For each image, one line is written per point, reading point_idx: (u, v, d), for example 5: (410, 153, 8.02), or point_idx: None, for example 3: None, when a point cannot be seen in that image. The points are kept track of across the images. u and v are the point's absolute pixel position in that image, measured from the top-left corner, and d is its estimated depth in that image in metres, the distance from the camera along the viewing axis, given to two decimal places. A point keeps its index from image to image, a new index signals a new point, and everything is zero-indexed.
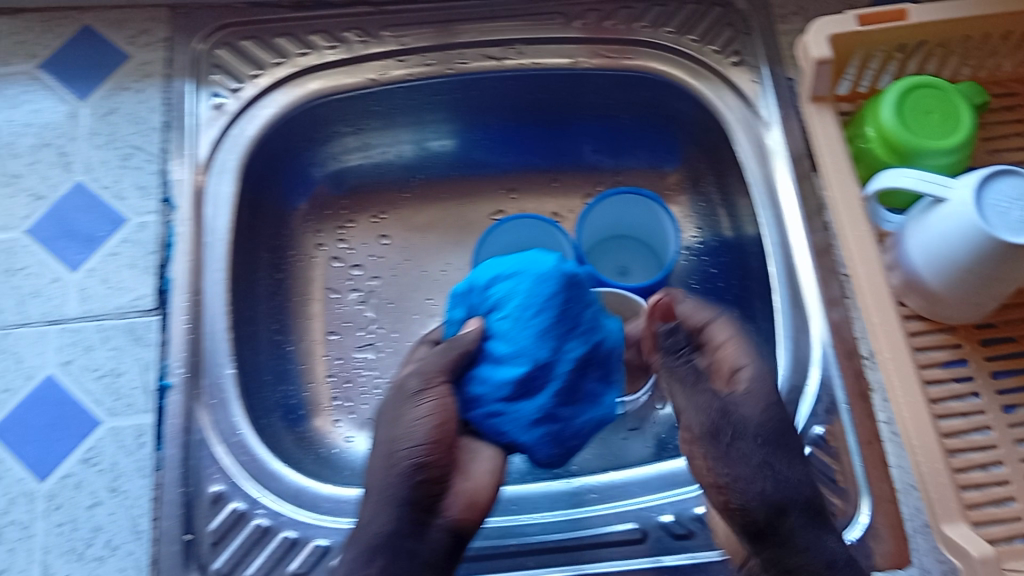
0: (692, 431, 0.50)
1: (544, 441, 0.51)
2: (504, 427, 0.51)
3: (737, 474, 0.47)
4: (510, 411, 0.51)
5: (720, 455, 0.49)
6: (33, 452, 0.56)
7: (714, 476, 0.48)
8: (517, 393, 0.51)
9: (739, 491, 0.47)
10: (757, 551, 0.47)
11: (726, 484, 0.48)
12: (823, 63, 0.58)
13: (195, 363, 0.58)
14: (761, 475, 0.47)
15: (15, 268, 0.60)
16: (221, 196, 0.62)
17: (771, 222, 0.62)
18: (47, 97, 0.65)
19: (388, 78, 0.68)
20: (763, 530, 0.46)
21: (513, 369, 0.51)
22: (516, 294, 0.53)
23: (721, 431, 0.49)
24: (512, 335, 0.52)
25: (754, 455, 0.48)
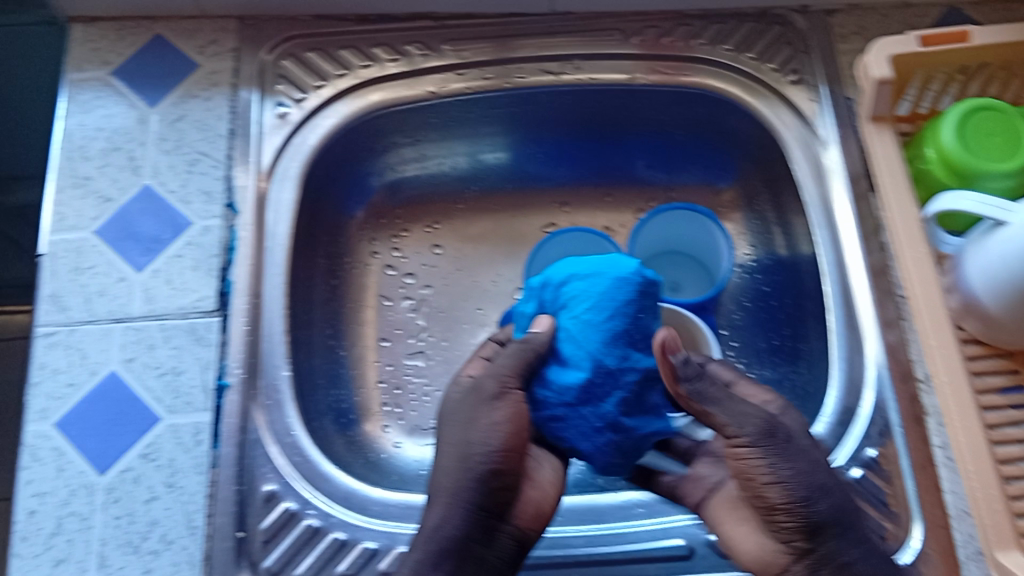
0: (743, 436, 0.47)
1: (608, 448, 0.50)
2: (566, 432, 0.51)
3: (801, 469, 0.46)
4: (574, 417, 0.50)
5: (779, 453, 0.47)
6: (92, 446, 0.56)
7: (774, 474, 0.46)
8: (584, 397, 0.50)
9: (803, 487, 0.46)
10: (813, 548, 0.47)
11: (790, 479, 0.46)
12: (883, 83, 0.58)
13: (252, 364, 0.60)
14: (820, 470, 0.47)
15: (83, 266, 0.62)
16: (283, 203, 0.65)
17: (828, 240, 0.62)
18: (118, 102, 0.67)
19: (447, 91, 0.69)
20: (823, 527, 0.46)
21: (581, 373, 0.50)
22: (589, 295, 0.52)
23: (773, 429, 0.47)
24: (581, 338, 0.51)
25: (808, 451, 0.48)
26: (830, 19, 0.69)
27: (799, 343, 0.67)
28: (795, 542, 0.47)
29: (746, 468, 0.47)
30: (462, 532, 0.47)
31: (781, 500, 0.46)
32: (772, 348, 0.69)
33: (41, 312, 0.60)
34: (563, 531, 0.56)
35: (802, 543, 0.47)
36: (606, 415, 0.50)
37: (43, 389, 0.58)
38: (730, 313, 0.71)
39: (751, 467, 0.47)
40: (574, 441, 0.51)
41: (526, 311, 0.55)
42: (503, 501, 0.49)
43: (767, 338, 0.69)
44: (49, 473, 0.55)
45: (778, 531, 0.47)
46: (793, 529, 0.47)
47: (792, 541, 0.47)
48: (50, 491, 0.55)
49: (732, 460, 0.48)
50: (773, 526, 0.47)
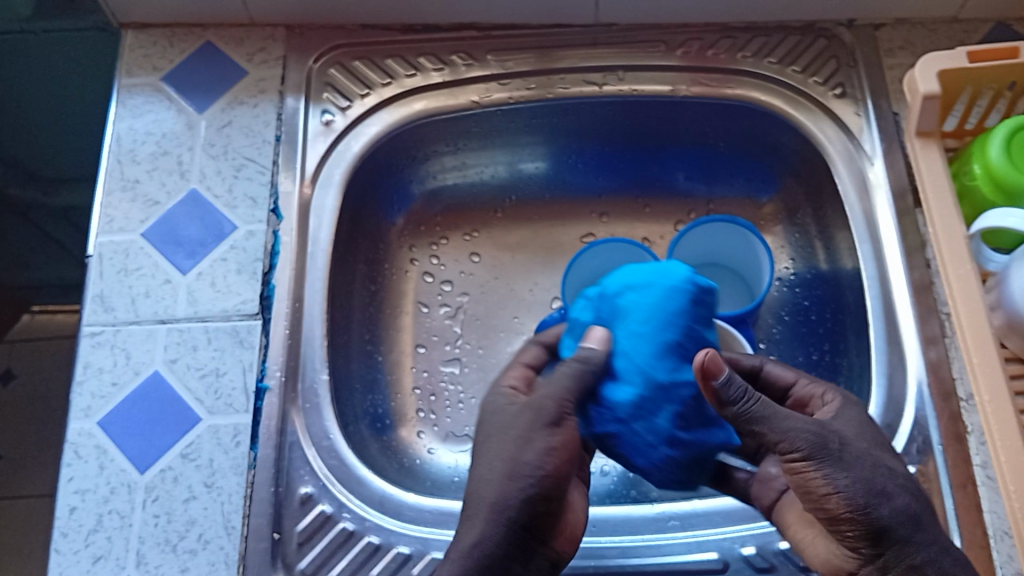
0: (795, 445, 0.45)
1: (663, 465, 0.49)
2: (620, 448, 0.50)
3: (856, 475, 0.44)
4: (627, 432, 0.49)
5: (832, 459, 0.44)
6: (134, 444, 0.57)
7: (829, 483, 0.44)
8: (637, 413, 0.49)
9: (860, 494, 0.43)
10: (882, 554, 0.44)
11: (845, 487, 0.44)
12: (931, 99, 0.57)
13: (292, 366, 0.61)
14: (879, 475, 0.44)
15: (130, 268, 0.63)
16: (326, 209, 0.66)
17: (870, 255, 0.62)
18: (167, 107, 0.68)
19: (489, 100, 0.70)
20: (888, 532, 0.43)
21: (633, 389, 0.49)
22: (642, 308, 0.51)
23: (825, 439, 0.45)
24: (633, 353, 0.50)
25: (865, 457, 0.45)
26: (877, 32, 0.68)
27: (838, 359, 0.66)
28: (863, 549, 0.44)
29: (802, 476, 0.45)
30: (504, 549, 0.46)
31: (838, 510, 0.44)
32: (810, 363, 0.68)
33: (88, 311, 0.61)
34: (596, 541, 0.56)
35: (870, 549, 0.44)
36: (660, 432, 0.48)
37: (88, 387, 0.59)
38: (769, 326, 0.70)
39: (805, 478, 0.45)
40: (629, 456, 0.50)
41: (582, 323, 0.54)
42: (547, 524, 0.48)
43: (806, 352, 0.68)
44: (92, 470, 0.56)
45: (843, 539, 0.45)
46: (857, 536, 0.44)
47: (859, 547, 0.44)
48: (92, 488, 0.56)
49: (790, 475, 0.46)
50: (838, 533, 0.45)
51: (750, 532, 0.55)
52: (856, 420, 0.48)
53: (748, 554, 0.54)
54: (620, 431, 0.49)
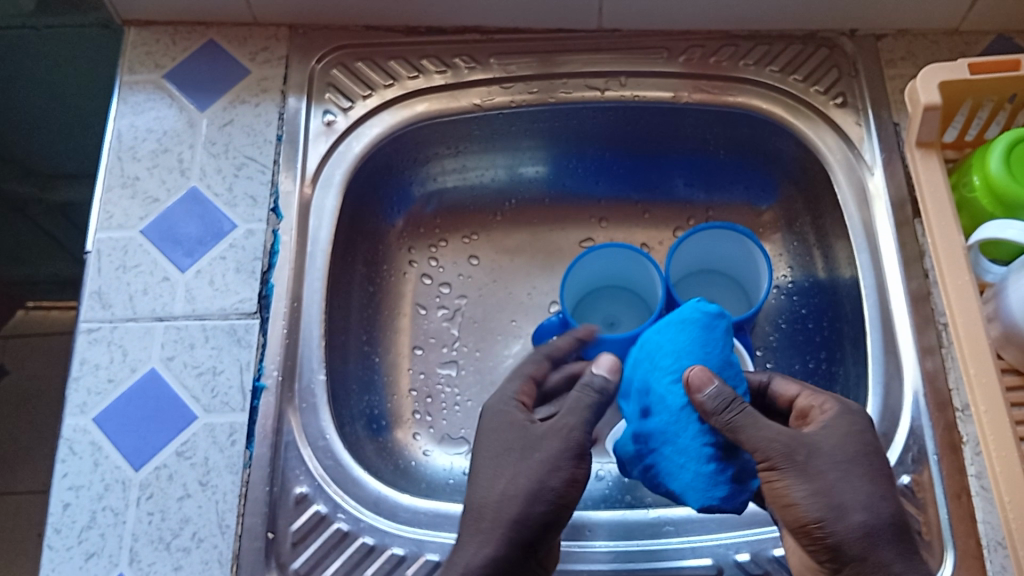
0: (764, 458, 0.47)
1: (700, 487, 0.49)
2: (661, 477, 0.51)
3: (813, 488, 0.46)
4: (662, 459, 0.51)
5: (795, 473, 0.46)
6: (129, 442, 0.57)
7: (788, 495, 0.46)
8: (667, 441, 0.51)
9: (816, 507, 0.45)
10: (840, 568, 0.45)
11: (801, 499, 0.46)
12: (931, 110, 0.58)
13: (289, 366, 0.61)
14: (840, 488, 0.45)
15: (128, 265, 0.63)
16: (326, 208, 0.66)
17: (868, 265, 0.62)
18: (169, 105, 0.68)
19: (491, 104, 0.70)
20: (845, 547, 0.45)
21: (660, 419, 0.51)
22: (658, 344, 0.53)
23: (794, 449, 0.47)
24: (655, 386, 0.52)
25: (831, 469, 0.46)
26: (879, 43, 0.68)
27: (835, 367, 0.66)
28: (824, 562, 0.46)
29: (773, 491, 0.47)
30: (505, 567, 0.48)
31: (798, 521, 0.46)
32: (807, 371, 0.68)
33: (85, 307, 0.61)
34: (591, 545, 0.56)
35: (831, 563, 0.46)
36: (691, 453, 0.50)
37: (84, 384, 0.59)
38: (766, 334, 0.70)
39: (772, 487, 0.47)
40: (669, 483, 0.51)
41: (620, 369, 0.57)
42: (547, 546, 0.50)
43: (803, 360, 0.68)
44: (87, 467, 0.56)
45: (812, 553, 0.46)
46: (817, 549, 0.46)
47: (821, 561, 0.46)
48: (86, 485, 0.56)
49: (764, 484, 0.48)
50: (803, 545, 0.47)
51: (745, 538, 0.55)
52: (841, 431, 0.48)
53: (743, 560, 0.54)
54: (659, 459, 0.51)
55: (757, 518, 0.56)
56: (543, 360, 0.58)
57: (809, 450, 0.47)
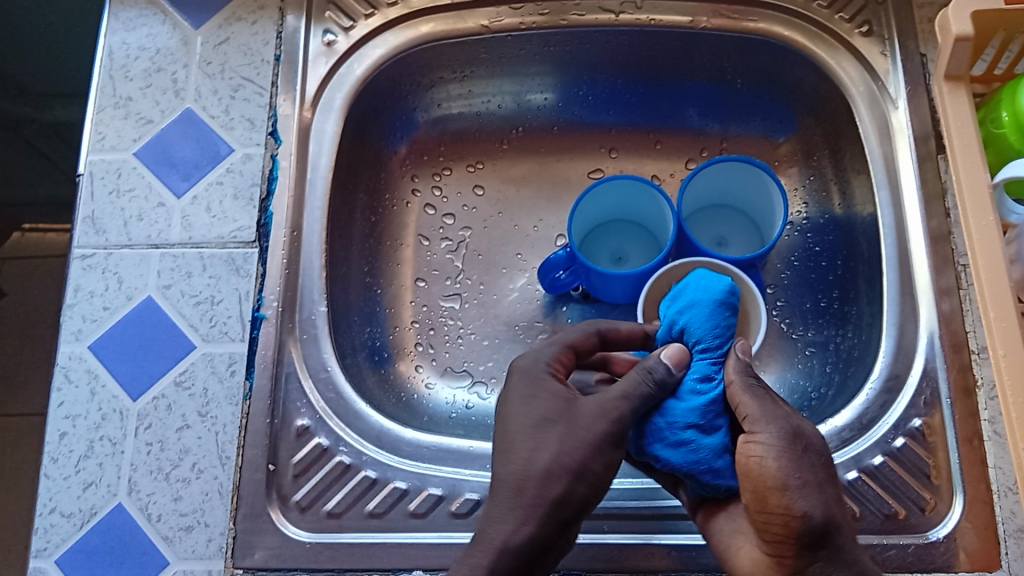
0: (756, 439, 0.44)
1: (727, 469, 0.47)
2: (692, 458, 0.47)
3: (806, 481, 0.42)
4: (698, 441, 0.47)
5: (791, 458, 0.43)
6: (126, 370, 0.56)
7: (777, 477, 0.42)
8: (706, 419, 0.47)
9: (807, 500, 0.41)
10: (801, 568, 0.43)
11: (791, 486, 0.42)
12: (962, 41, 0.55)
13: (289, 297, 0.59)
14: (828, 489, 0.42)
15: (122, 189, 0.61)
16: (326, 133, 0.64)
17: (888, 203, 0.60)
18: (162, 22, 0.65)
19: (500, 25, 0.67)
20: (821, 545, 0.42)
21: (702, 395, 0.48)
22: (690, 315, 0.50)
23: (791, 436, 0.44)
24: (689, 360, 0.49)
25: (820, 466, 0.43)
26: None
27: (848, 307, 0.65)
28: (786, 558, 0.43)
29: (752, 467, 0.43)
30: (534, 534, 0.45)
31: (777, 507, 0.42)
32: (818, 310, 0.67)
33: (79, 232, 0.59)
34: None
35: (791, 562, 0.43)
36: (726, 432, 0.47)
37: (79, 310, 0.58)
38: (778, 272, 0.69)
39: (758, 473, 0.43)
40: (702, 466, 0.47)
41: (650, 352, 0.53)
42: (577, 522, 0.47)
43: (814, 299, 0.67)
44: (83, 396, 0.55)
45: (771, 539, 0.43)
46: (783, 545, 0.43)
47: (782, 555, 0.44)
48: (83, 414, 0.55)
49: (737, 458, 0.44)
50: (766, 536, 0.44)
51: None
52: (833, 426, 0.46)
53: None
54: (692, 440, 0.47)
55: None
56: (587, 331, 0.53)
57: (806, 444, 0.44)
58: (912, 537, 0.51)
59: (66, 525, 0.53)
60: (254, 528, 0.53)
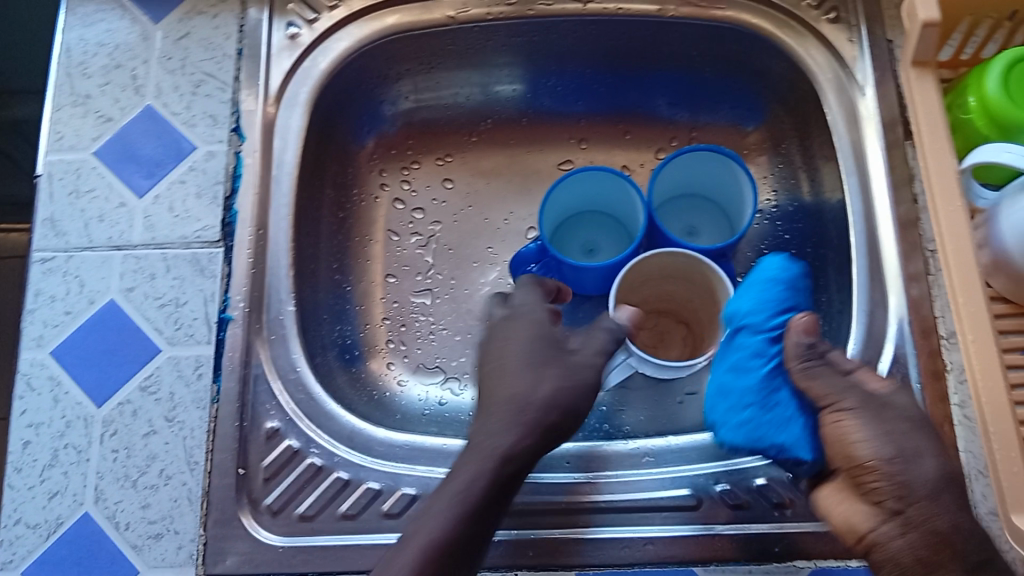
0: (837, 405, 0.46)
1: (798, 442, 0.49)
2: (754, 436, 0.50)
3: (887, 430, 0.43)
4: (755, 419, 0.50)
5: (871, 415, 0.44)
6: (91, 377, 0.55)
7: (857, 433, 0.44)
8: (761, 395, 0.51)
9: (889, 446, 0.42)
10: (903, 509, 0.41)
11: (872, 434, 0.43)
12: (930, 27, 0.55)
13: (256, 296, 0.58)
14: (914, 438, 0.43)
15: (81, 190, 0.60)
16: (291, 128, 0.63)
17: (856, 190, 0.59)
18: (120, 17, 0.64)
19: (467, 16, 0.66)
20: (913, 487, 0.41)
21: (754, 374, 0.51)
22: (744, 300, 0.54)
23: (873, 400, 0.45)
24: (743, 341, 0.53)
25: (906, 420, 0.44)
26: None
27: (818, 294, 0.65)
28: (884, 501, 0.42)
29: (837, 431, 0.45)
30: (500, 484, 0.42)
31: (865, 456, 0.43)
32: None
33: (38, 235, 0.58)
34: (569, 476, 0.54)
35: (892, 505, 0.41)
36: (787, 405, 0.50)
37: (39, 316, 0.56)
38: (749, 261, 0.69)
39: (839, 433, 0.44)
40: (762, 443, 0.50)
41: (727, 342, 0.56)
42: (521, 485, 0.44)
43: None
44: (45, 403, 0.54)
45: (871, 498, 0.43)
46: (881, 488, 0.42)
47: (881, 498, 0.42)
48: (46, 422, 0.54)
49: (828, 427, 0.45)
50: (866, 492, 0.43)
51: (725, 468, 0.54)
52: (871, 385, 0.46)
53: (722, 491, 0.53)
54: (750, 418, 0.50)
55: None
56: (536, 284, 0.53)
57: (888, 403, 0.45)
58: None
59: (32, 537, 0.52)
60: (226, 533, 0.52)
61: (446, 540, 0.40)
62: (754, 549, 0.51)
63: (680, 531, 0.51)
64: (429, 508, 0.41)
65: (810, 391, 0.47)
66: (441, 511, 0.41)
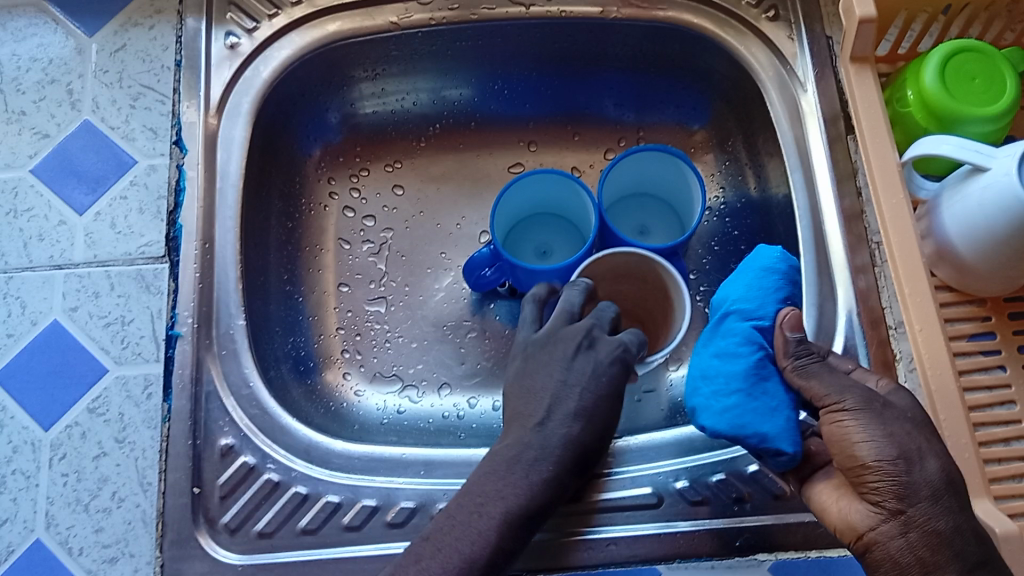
0: (840, 403, 0.44)
1: (783, 434, 0.46)
2: (740, 425, 0.47)
3: (892, 431, 0.42)
4: (744, 407, 0.48)
5: (874, 414, 0.43)
6: (36, 400, 0.54)
7: (861, 434, 0.42)
8: (747, 383, 0.48)
9: (893, 448, 0.41)
10: (904, 510, 0.41)
11: (878, 437, 0.42)
12: (866, 23, 0.56)
13: (205, 312, 0.56)
14: (917, 438, 0.42)
15: (20, 209, 0.58)
16: (235, 139, 0.61)
17: (801, 182, 0.60)
18: (54, 31, 0.63)
19: (410, 22, 0.65)
20: (916, 489, 0.41)
21: (742, 360, 0.49)
22: (736, 287, 0.52)
23: (873, 396, 0.44)
24: (733, 326, 0.50)
25: (906, 420, 0.43)
26: None
27: None
28: (885, 502, 0.41)
29: (839, 431, 0.43)
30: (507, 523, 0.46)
31: (868, 458, 0.42)
32: None
33: None
34: None
35: (893, 507, 0.41)
36: (775, 394, 0.48)
37: None
38: (699, 257, 0.69)
39: (840, 435, 0.43)
40: (748, 432, 0.47)
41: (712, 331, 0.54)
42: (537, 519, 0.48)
43: None
44: None
45: (872, 498, 0.42)
46: (882, 489, 0.41)
47: (881, 498, 0.42)
48: None
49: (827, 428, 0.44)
50: (867, 493, 0.42)
51: (684, 465, 0.54)
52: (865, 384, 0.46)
53: (682, 487, 0.53)
54: (736, 404, 0.48)
55: (697, 445, 0.56)
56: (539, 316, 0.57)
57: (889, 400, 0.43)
58: None
59: None
60: (183, 554, 0.51)
61: (502, 536, 0.46)
62: (717, 543, 0.51)
63: (643, 530, 0.52)
64: (483, 505, 0.47)
65: (809, 391, 0.46)
66: (494, 510, 0.46)
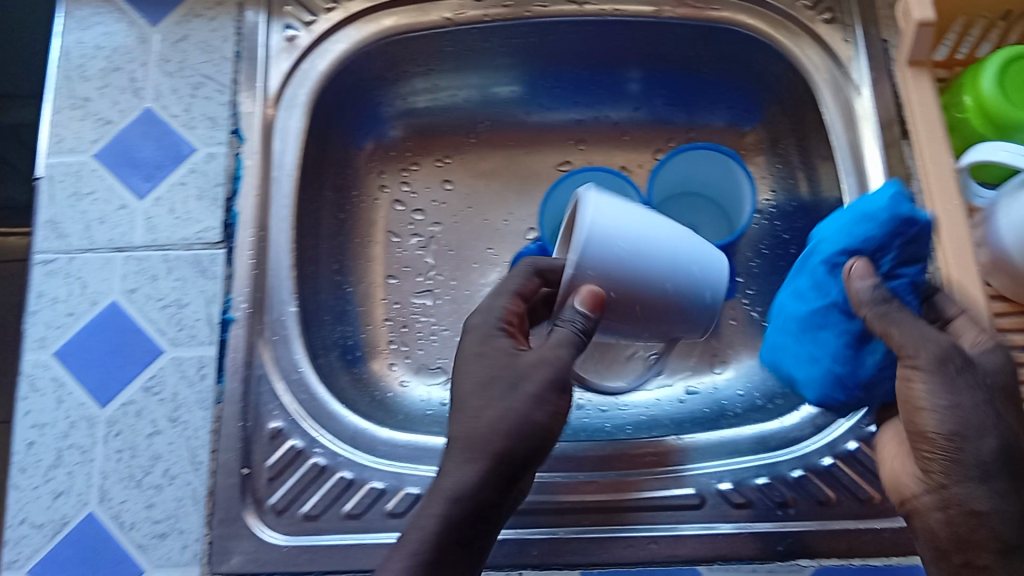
0: (914, 359, 0.42)
1: (837, 383, 0.48)
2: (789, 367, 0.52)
3: (958, 404, 0.41)
4: (795, 346, 0.51)
5: (945, 379, 0.41)
6: (93, 377, 0.55)
7: (922, 398, 0.41)
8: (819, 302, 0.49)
9: (952, 421, 0.41)
10: (947, 485, 0.42)
11: (940, 408, 0.41)
12: (925, 26, 0.56)
13: (258, 297, 0.58)
14: (983, 411, 0.41)
15: (82, 192, 0.60)
16: (291, 130, 0.63)
17: (854, 187, 0.60)
18: (118, 20, 0.64)
19: (464, 18, 0.66)
20: (966, 464, 0.41)
21: (812, 304, 0.50)
22: (833, 225, 0.50)
23: (953, 352, 0.42)
24: (811, 265, 0.50)
25: (978, 389, 0.41)
26: None
27: None
28: (932, 475, 0.43)
29: (907, 393, 0.42)
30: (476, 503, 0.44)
31: (927, 427, 0.42)
32: None
33: (39, 237, 0.58)
34: (572, 475, 0.55)
35: (939, 479, 0.42)
36: (827, 343, 0.49)
37: (42, 318, 0.57)
38: (747, 260, 0.69)
39: (907, 396, 0.42)
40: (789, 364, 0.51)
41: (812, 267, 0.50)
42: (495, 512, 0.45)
43: None
44: (49, 405, 0.55)
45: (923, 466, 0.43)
46: (931, 464, 0.42)
47: (929, 470, 0.43)
48: (49, 423, 0.54)
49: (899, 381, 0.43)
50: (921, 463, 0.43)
51: (727, 467, 0.54)
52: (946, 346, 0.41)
53: (726, 488, 0.53)
54: (790, 342, 0.51)
55: (742, 447, 0.56)
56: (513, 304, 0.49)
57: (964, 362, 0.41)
58: (889, 521, 0.51)
59: (37, 537, 0.52)
60: (231, 533, 0.52)
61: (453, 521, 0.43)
62: (759, 546, 0.51)
63: (684, 529, 0.52)
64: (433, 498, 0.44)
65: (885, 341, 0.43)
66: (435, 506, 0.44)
